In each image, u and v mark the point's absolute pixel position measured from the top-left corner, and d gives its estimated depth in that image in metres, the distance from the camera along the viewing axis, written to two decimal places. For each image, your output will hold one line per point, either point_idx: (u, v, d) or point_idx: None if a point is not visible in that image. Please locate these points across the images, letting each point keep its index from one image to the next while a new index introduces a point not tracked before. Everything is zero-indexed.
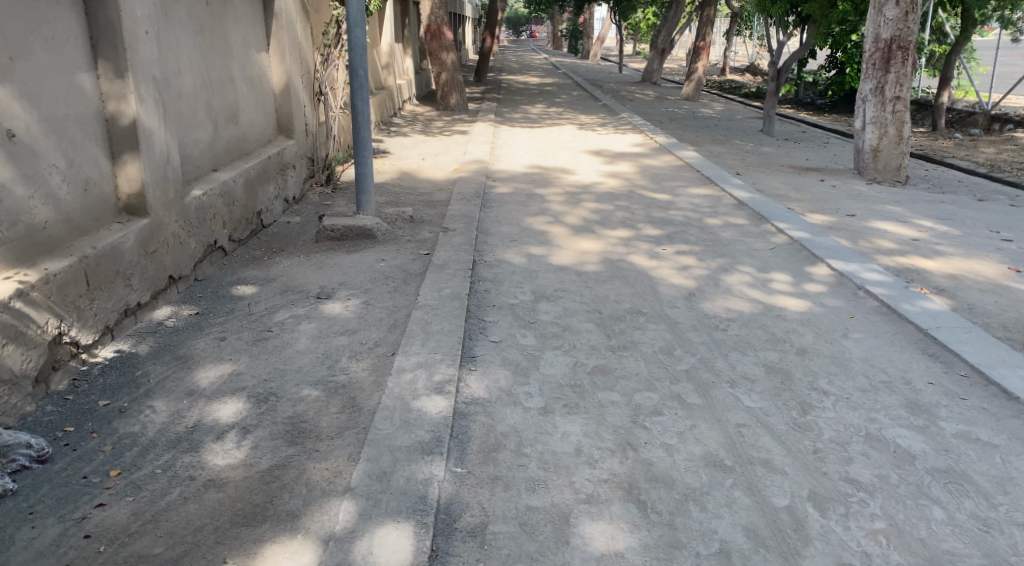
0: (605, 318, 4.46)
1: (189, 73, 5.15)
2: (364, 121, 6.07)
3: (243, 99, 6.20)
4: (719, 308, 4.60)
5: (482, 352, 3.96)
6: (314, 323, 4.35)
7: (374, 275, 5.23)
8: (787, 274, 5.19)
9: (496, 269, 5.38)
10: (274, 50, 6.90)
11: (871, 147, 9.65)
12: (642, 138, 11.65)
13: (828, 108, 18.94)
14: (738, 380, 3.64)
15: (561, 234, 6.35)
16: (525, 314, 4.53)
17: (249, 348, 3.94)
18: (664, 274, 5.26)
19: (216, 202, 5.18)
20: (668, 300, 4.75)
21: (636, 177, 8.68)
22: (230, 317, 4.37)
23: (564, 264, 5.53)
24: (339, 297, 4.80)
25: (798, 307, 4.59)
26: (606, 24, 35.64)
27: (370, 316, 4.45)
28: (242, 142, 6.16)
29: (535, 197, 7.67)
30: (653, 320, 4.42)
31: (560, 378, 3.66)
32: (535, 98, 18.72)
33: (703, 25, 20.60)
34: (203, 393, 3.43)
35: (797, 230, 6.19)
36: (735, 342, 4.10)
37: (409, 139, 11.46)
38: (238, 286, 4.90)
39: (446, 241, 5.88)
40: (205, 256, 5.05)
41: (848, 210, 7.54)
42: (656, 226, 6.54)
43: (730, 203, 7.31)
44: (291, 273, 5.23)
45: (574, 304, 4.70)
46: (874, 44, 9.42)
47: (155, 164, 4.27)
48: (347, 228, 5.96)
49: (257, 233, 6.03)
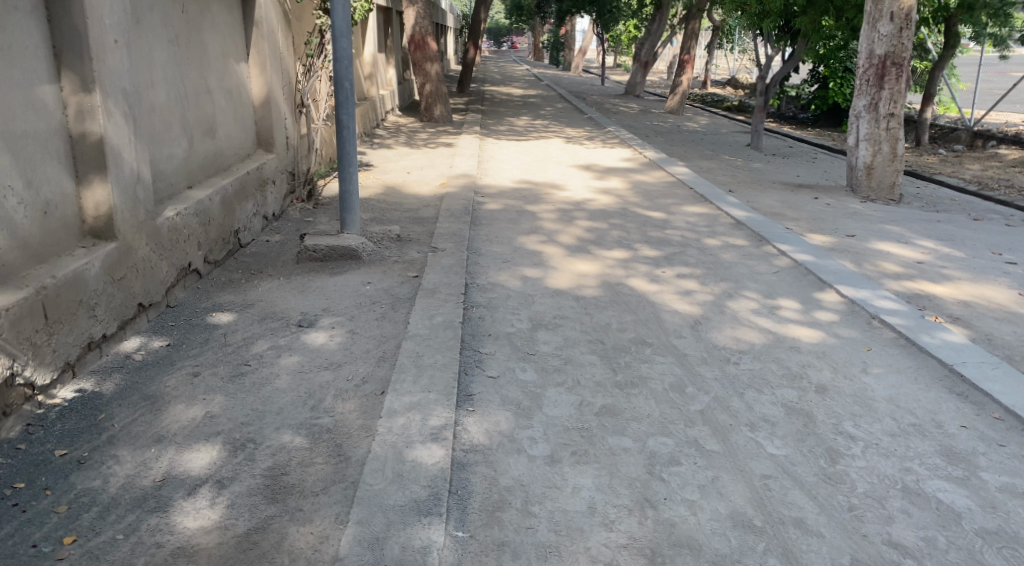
0: (609, 349, 4.19)
1: (163, 85, 4.83)
2: (349, 135, 5.75)
3: (220, 112, 5.88)
4: (728, 338, 4.34)
5: (479, 389, 3.66)
6: (296, 356, 4.03)
7: (360, 300, 4.92)
8: (795, 301, 4.94)
9: (490, 294, 5.08)
10: (253, 60, 6.58)
11: (865, 165, 9.48)
12: (631, 153, 11.44)
13: (812, 122, 18.89)
14: (758, 422, 3.38)
15: (556, 255, 6.08)
16: (522, 344, 4.24)
17: (225, 386, 3.62)
18: (667, 300, 4.99)
19: (191, 222, 4.85)
20: (674, 329, 4.49)
21: (628, 194, 8.44)
22: (205, 348, 4.05)
23: (561, 288, 5.25)
24: (322, 325, 4.49)
25: (811, 338, 4.34)
26: (588, 36, 35.59)
27: (356, 347, 4.15)
28: (219, 157, 5.83)
29: (526, 214, 7.40)
30: (659, 352, 4.15)
31: (565, 419, 3.38)
32: (520, 109, 18.50)
33: (687, 38, 20.50)
34: (172, 439, 3.11)
35: (800, 252, 5.96)
36: (749, 378, 3.83)
37: (393, 151, 11.15)
38: (213, 313, 4.57)
39: (436, 262, 5.58)
40: (178, 280, 4.72)
41: (847, 230, 7.34)
42: (653, 246, 6.29)
43: (728, 222, 7.09)
44: (271, 297, 4.91)
45: (574, 333, 4.42)
46: (868, 60, 9.26)
47: (124, 183, 3.95)
48: (330, 249, 5.65)
49: (234, 253, 5.70)
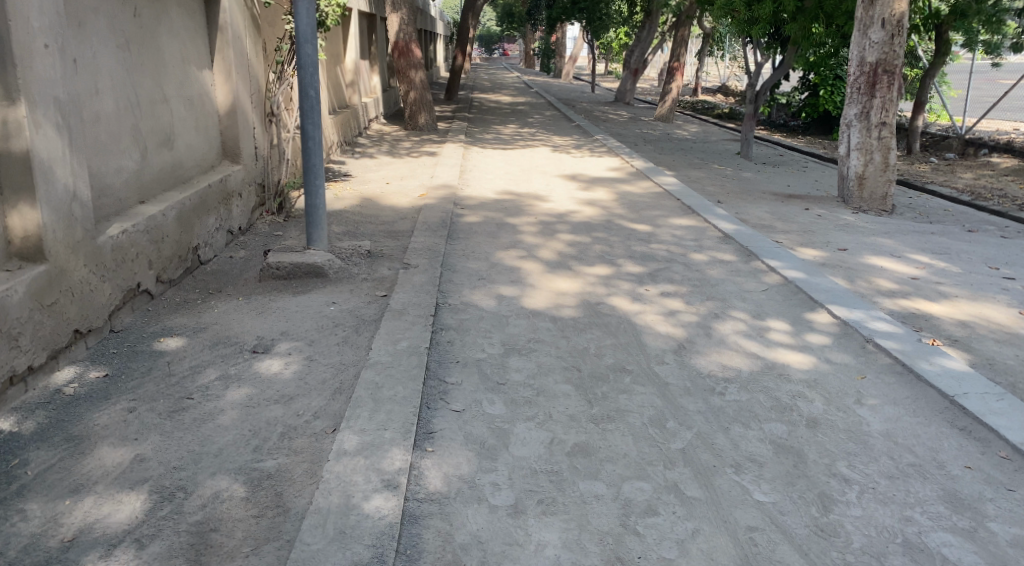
0: (585, 377, 3.89)
1: (111, 94, 4.53)
2: (316, 146, 5.43)
3: (179, 121, 5.58)
4: (713, 364, 4.05)
5: (441, 425, 3.36)
6: (245, 387, 3.71)
7: (322, 323, 4.61)
8: (784, 322, 4.65)
9: (461, 315, 4.78)
10: (218, 67, 6.28)
11: (856, 175, 9.21)
12: (618, 162, 11.18)
13: (802, 130, 18.71)
14: (744, 463, 3.08)
15: (534, 271, 5.78)
16: (492, 373, 3.93)
17: (161, 423, 3.30)
18: (649, 321, 4.69)
19: (141, 240, 4.54)
20: (656, 354, 4.19)
21: (613, 205, 8.18)
22: (145, 379, 3.73)
23: (538, 308, 4.95)
24: (278, 352, 4.18)
25: (803, 364, 4.05)
26: (578, 43, 35.36)
27: (312, 377, 3.83)
28: (178, 170, 5.52)
29: (506, 227, 7.11)
30: (639, 380, 3.85)
31: (533, 460, 3.07)
32: (508, 118, 18.26)
33: (677, 45, 20.28)
34: (92, 489, 2.80)
35: (790, 268, 5.67)
36: (736, 411, 3.53)
37: (373, 161, 10.84)
38: (162, 338, 4.26)
39: (406, 280, 5.27)
40: (125, 302, 4.41)
41: (839, 244, 7.06)
42: (637, 261, 5.99)
43: (715, 235, 6.80)
44: (226, 321, 4.60)
45: (548, 359, 4.12)
46: (859, 68, 9.01)
47: (57, 199, 3.65)
48: (294, 266, 5.33)
49: (193, 271, 5.39)
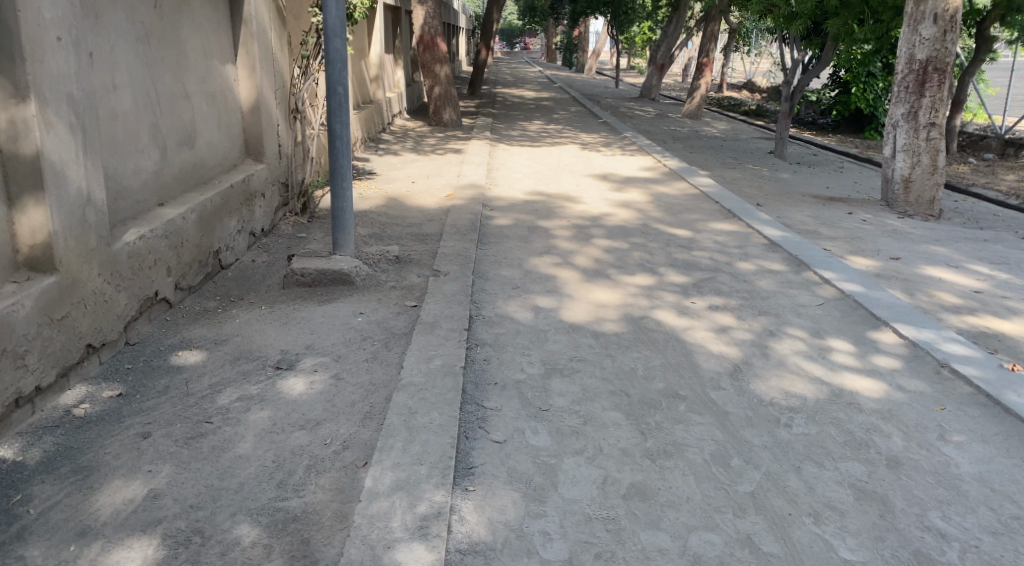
0: (635, 402, 3.57)
1: (129, 91, 4.27)
2: (343, 146, 5.13)
3: (201, 119, 5.31)
4: (775, 391, 3.72)
5: (481, 459, 3.06)
6: (268, 410, 3.43)
7: (349, 336, 4.32)
8: (846, 342, 4.32)
9: (496, 329, 4.46)
10: (241, 61, 6.01)
11: (902, 178, 8.78)
12: (650, 162, 10.81)
13: (833, 128, 18.20)
14: (822, 511, 2.77)
15: (571, 280, 5.46)
16: (534, 396, 3.62)
17: (177, 452, 3.02)
18: (699, 339, 4.36)
19: (159, 246, 4.27)
20: (710, 378, 3.87)
21: (648, 208, 7.84)
22: (161, 399, 3.45)
23: (579, 322, 4.63)
24: (303, 369, 3.89)
25: (874, 391, 3.71)
26: (602, 39, 34.80)
27: (339, 399, 3.54)
28: (199, 170, 5.25)
29: (538, 231, 6.79)
30: (695, 408, 3.53)
31: (586, 504, 2.78)
32: (532, 114, 17.92)
33: (706, 40, 19.81)
34: (101, 534, 2.53)
35: (846, 281, 5.31)
36: (807, 446, 3.20)
37: (397, 158, 10.55)
38: (180, 352, 3.98)
39: (437, 289, 4.97)
40: (141, 312, 4.14)
41: (891, 252, 6.68)
42: (680, 270, 5.66)
43: (761, 242, 6.44)
44: (248, 333, 4.33)
45: (593, 381, 3.80)
46: (908, 65, 8.58)
47: (69, 204, 3.38)
48: (319, 273, 5.05)
49: (213, 277, 5.12)
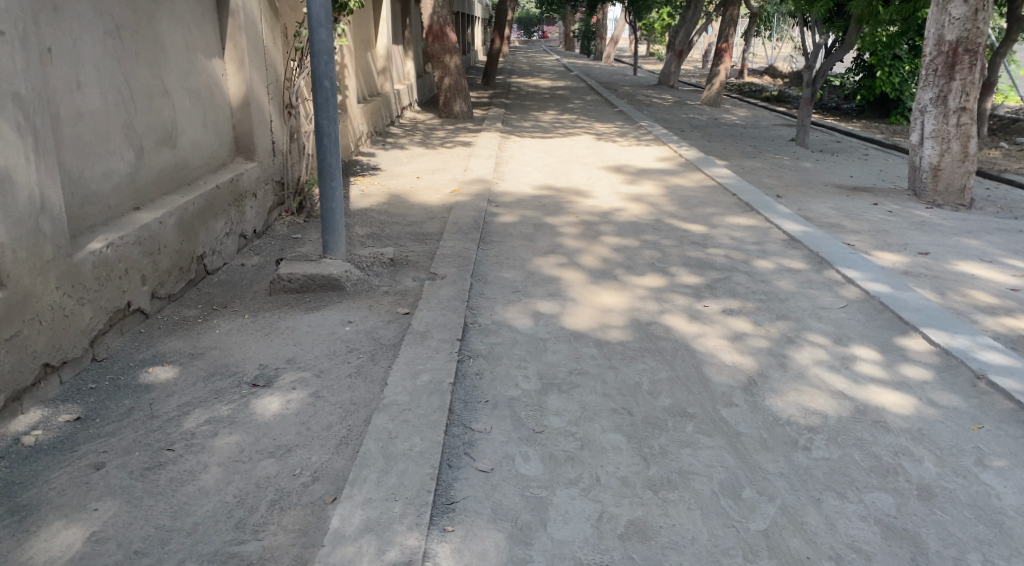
0: (638, 422, 3.25)
1: (97, 88, 4.01)
2: (331, 144, 4.83)
3: (184, 116, 5.04)
4: (793, 407, 3.39)
5: (464, 492, 2.77)
6: (237, 434, 3.16)
7: (334, 348, 4.03)
8: (872, 350, 3.98)
9: (492, 338, 4.16)
10: (229, 55, 5.72)
11: (931, 166, 8.33)
12: (666, 152, 10.43)
13: (856, 114, 17.66)
14: (845, 554, 2.46)
15: (576, 282, 5.14)
16: (527, 415, 3.32)
17: (129, 487, 2.76)
18: (710, 347, 4.04)
19: (132, 253, 4.01)
20: (722, 393, 3.54)
21: (662, 202, 7.49)
22: (122, 424, 3.19)
23: (581, 329, 4.31)
24: (281, 386, 3.61)
25: (903, 407, 3.37)
26: (620, 26, 34.21)
27: (315, 422, 3.25)
28: (181, 170, 4.98)
29: (545, 228, 6.48)
30: (704, 429, 3.21)
31: (578, 546, 2.50)
32: (547, 104, 17.55)
33: (725, 25, 19.30)
34: None
35: (872, 280, 4.94)
36: (829, 473, 2.87)
37: (404, 152, 10.26)
38: (150, 368, 3.73)
39: (431, 294, 4.67)
40: (112, 325, 3.89)
41: (919, 246, 6.28)
42: (693, 270, 5.32)
43: (780, 238, 6.08)
44: (227, 344, 4.06)
45: (593, 398, 3.49)
46: (937, 47, 8.15)
47: (18, 213, 3.12)
48: (308, 278, 4.77)
49: (197, 283, 4.87)
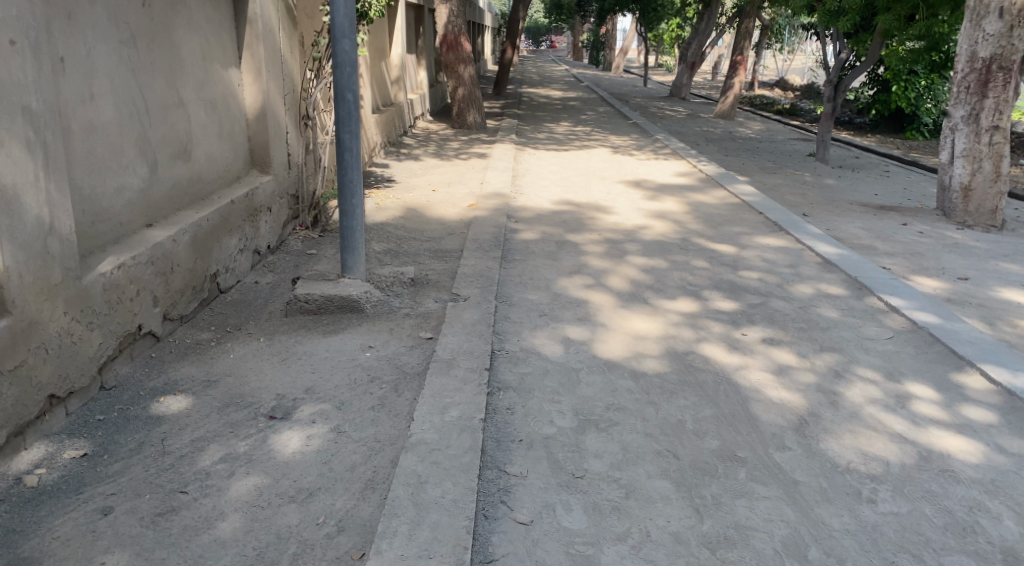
0: (685, 467, 3.03)
1: (110, 100, 3.80)
2: (353, 159, 4.61)
3: (199, 128, 4.84)
4: (850, 451, 3.17)
5: (505, 548, 2.56)
6: (255, 475, 2.93)
7: (355, 376, 3.81)
8: (927, 387, 3.75)
9: (522, 367, 3.93)
10: (246, 64, 5.53)
11: (962, 186, 8.09)
12: (686, 167, 10.21)
13: (871, 128, 17.46)
14: None
15: (605, 305, 4.92)
16: (565, 457, 3.09)
17: (140, 536, 2.55)
18: (755, 382, 3.81)
19: (143, 273, 3.80)
20: (772, 434, 3.31)
21: (686, 219, 7.26)
22: (132, 461, 2.97)
23: (615, 358, 4.08)
24: (300, 419, 3.39)
25: (969, 455, 3.15)
26: (629, 35, 34.05)
27: (338, 462, 3.03)
28: (195, 184, 4.77)
29: (568, 246, 6.26)
30: (757, 476, 2.99)
31: None
32: (560, 115, 17.34)
33: (740, 37, 19.10)
34: None
35: (917, 308, 4.71)
36: (899, 532, 2.66)
37: (418, 163, 10.06)
38: (162, 397, 3.50)
39: (455, 317, 4.45)
40: (121, 349, 3.68)
41: (957, 270, 6.05)
42: (727, 294, 5.09)
43: (814, 261, 5.85)
44: (242, 371, 3.84)
45: (635, 437, 3.26)
46: (969, 64, 7.92)
47: (26, 234, 2.91)
48: (326, 299, 4.56)
49: (209, 303, 4.66)
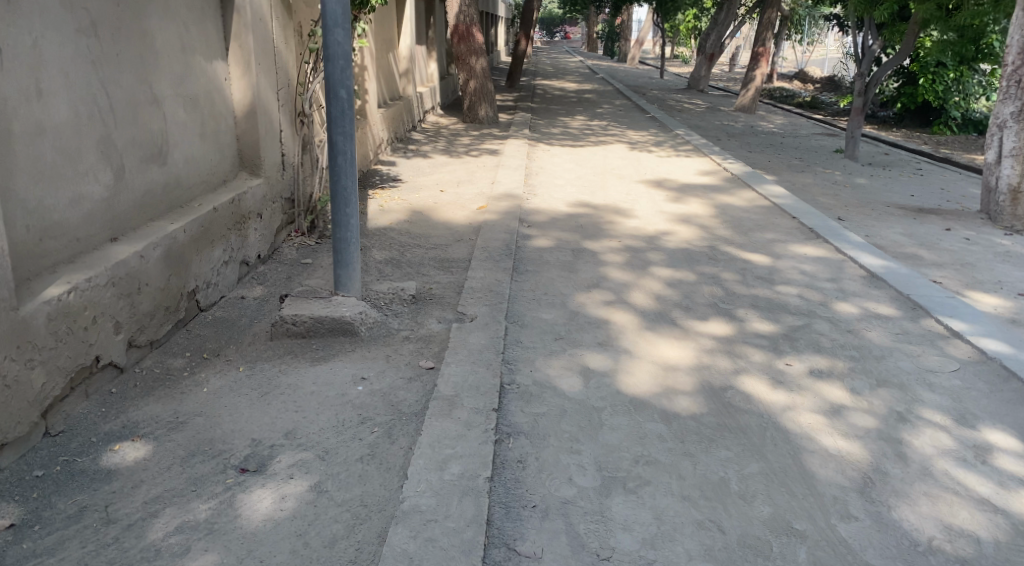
0: (734, 546, 2.52)
1: (64, 97, 3.30)
2: (347, 163, 4.10)
3: (178, 127, 4.34)
4: (931, 523, 2.65)
5: None
6: (215, 552, 2.45)
7: (343, 417, 3.30)
8: (1009, 435, 3.21)
9: (534, 407, 3.41)
10: (234, 57, 5.03)
11: (1010, 188, 7.45)
12: (709, 165, 9.65)
13: (896, 122, 16.80)
14: None
15: (628, 327, 4.39)
16: (588, 531, 2.58)
17: None
18: (806, 428, 3.27)
19: (102, 297, 3.31)
20: (833, 498, 2.78)
21: (713, 224, 6.72)
22: (68, 534, 2.51)
23: (642, 395, 3.56)
24: (276, 473, 2.88)
25: None
26: (645, 25, 33.32)
27: (315, 535, 2.53)
28: (172, 190, 4.28)
29: (586, 255, 5.73)
30: (821, 558, 2.47)
31: None
32: (574, 108, 16.76)
33: (760, 27, 18.43)
34: None
35: (984, 334, 4.15)
36: None
37: (427, 161, 9.53)
38: (117, 444, 3.02)
39: (460, 343, 3.93)
40: (74, 386, 3.20)
41: (1015, 284, 5.48)
42: (764, 315, 4.54)
43: (858, 274, 5.28)
44: (215, 410, 3.34)
45: (670, 502, 2.74)
46: (1022, 56, 7.30)
47: None
48: (315, 321, 4.05)
49: (186, 323, 4.16)
